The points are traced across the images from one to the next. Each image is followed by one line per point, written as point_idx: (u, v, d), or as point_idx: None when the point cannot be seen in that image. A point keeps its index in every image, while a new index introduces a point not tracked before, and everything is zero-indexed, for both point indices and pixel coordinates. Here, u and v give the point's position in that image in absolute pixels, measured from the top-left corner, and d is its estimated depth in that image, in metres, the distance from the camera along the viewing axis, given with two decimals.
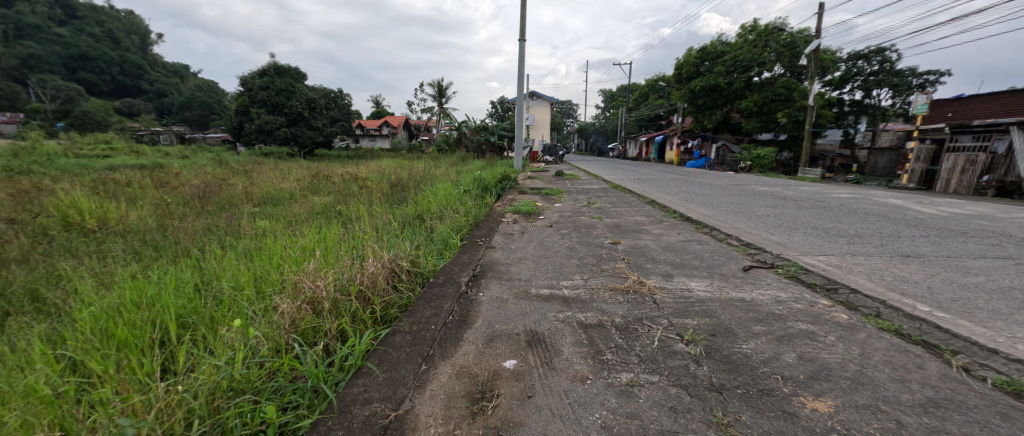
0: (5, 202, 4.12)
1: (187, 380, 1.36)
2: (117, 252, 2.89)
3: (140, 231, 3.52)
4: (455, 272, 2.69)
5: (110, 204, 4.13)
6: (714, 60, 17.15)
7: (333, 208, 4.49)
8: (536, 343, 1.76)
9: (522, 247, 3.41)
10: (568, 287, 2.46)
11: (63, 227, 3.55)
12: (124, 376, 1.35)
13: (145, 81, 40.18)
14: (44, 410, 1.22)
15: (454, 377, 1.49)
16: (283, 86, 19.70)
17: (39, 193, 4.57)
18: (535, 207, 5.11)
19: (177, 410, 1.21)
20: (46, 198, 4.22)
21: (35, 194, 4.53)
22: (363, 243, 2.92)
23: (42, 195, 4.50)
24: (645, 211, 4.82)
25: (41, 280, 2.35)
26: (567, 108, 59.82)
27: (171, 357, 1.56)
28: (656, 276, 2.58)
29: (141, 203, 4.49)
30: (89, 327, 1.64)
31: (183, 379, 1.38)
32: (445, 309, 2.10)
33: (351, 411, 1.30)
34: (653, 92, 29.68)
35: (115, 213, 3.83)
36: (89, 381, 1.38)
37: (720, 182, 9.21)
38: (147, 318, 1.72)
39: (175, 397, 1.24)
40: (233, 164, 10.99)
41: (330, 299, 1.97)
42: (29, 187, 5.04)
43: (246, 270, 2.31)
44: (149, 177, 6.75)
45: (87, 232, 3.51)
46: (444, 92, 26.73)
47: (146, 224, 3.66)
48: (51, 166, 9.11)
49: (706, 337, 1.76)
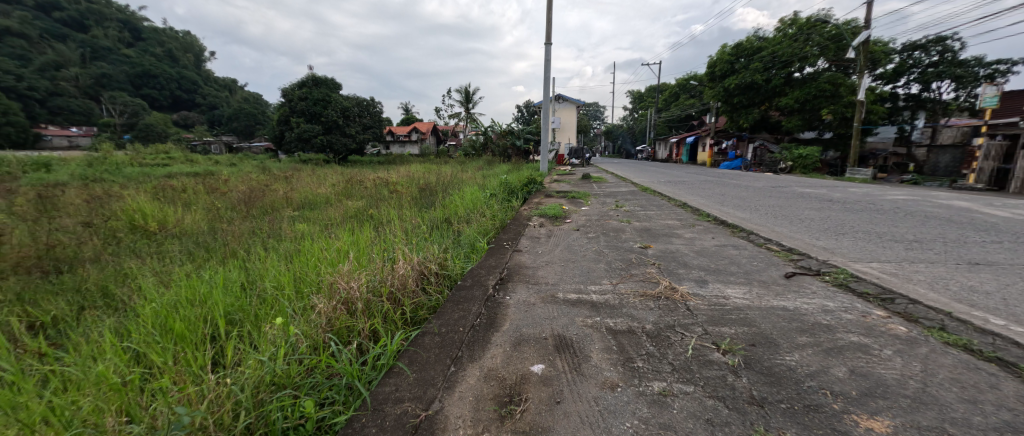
0: (81, 208, 4.46)
1: (234, 373, 1.42)
2: (174, 252, 3.09)
3: (193, 233, 3.74)
4: (482, 275, 2.70)
5: (169, 208, 4.42)
6: (750, 57, 16.60)
7: (365, 212, 4.62)
8: (564, 348, 1.73)
9: (549, 250, 3.38)
10: (596, 292, 2.40)
11: (129, 229, 3.83)
12: (180, 368, 1.43)
13: (200, 95, 43.40)
14: (113, 396, 1.31)
15: (483, 380, 1.47)
16: (320, 96, 20.58)
17: (109, 200, 4.92)
18: (561, 210, 5.06)
19: (225, 401, 1.27)
20: (116, 204, 4.57)
21: (105, 199, 4.95)
22: (394, 246, 2.98)
23: (112, 200, 4.92)
24: (676, 214, 4.66)
25: (110, 277, 2.54)
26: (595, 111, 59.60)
27: (220, 352, 1.65)
28: (689, 281, 2.49)
29: (195, 207, 4.80)
30: (150, 322, 1.75)
31: (232, 372, 1.44)
32: (473, 312, 2.10)
33: (383, 409, 1.32)
34: (685, 92, 28.98)
35: (173, 217, 4.10)
36: (149, 373, 1.47)
37: (758, 183, 8.83)
38: (200, 314, 1.82)
39: (224, 390, 1.30)
40: (275, 171, 11.62)
41: (363, 299, 2.02)
42: (100, 193, 5.44)
43: (287, 271, 2.41)
44: (202, 183, 7.22)
45: (149, 233, 3.78)
46: (470, 97, 27.06)
47: (200, 227, 3.89)
48: (120, 174, 10.01)
49: (745, 348, 1.67)
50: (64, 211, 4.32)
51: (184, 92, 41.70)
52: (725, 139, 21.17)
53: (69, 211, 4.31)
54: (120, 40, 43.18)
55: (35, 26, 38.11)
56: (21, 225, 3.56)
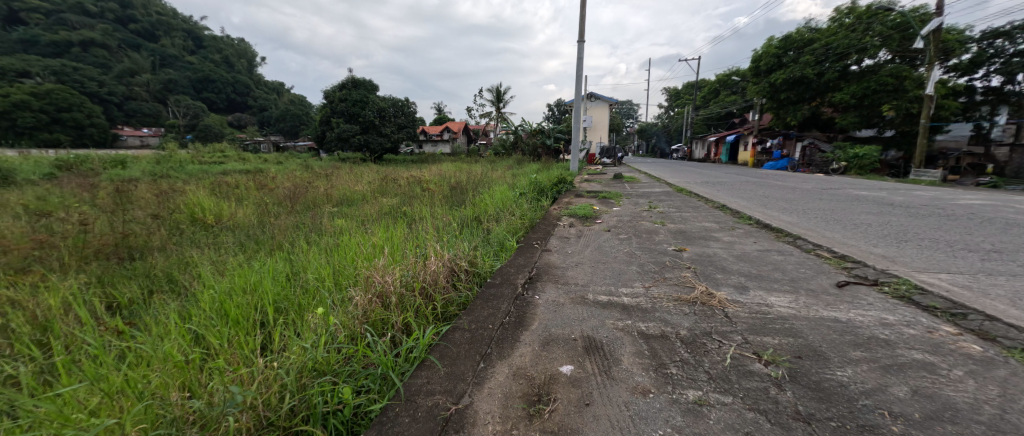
0: (150, 201, 4.86)
1: (280, 358, 1.50)
2: (228, 243, 3.29)
3: (245, 226, 3.97)
4: (512, 273, 2.69)
5: (224, 203, 4.71)
6: (800, 50, 15.78)
7: (399, 209, 4.72)
8: (594, 350, 1.68)
9: (579, 251, 3.32)
10: (627, 295, 2.32)
11: (190, 221, 4.12)
12: (233, 350, 1.52)
13: (251, 97, 46.24)
14: (177, 372, 1.41)
15: (512, 378, 1.46)
16: (359, 97, 21.37)
17: (173, 194, 5.33)
18: (592, 210, 4.98)
19: (272, 383, 1.34)
20: (180, 198, 4.93)
21: (172, 194, 5.37)
22: (426, 242, 3.02)
23: (176, 194, 5.33)
24: (714, 216, 4.47)
25: (174, 263, 2.75)
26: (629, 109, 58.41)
27: (268, 337, 1.74)
28: (728, 287, 2.37)
29: (247, 202, 5.09)
30: (208, 307, 1.87)
31: (278, 356, 1.52)
32: (502, 309, 2.10)
33: (416, 400, 1.35)
34: (726, 89, 27.77)
35: (227, 211, 4.36)
36: (207, 353, 1.57)
37: (807, 185, 8.31)
38: (251, 302, 1.93)
39: (271, 373, 1.37)
40: (317, 169, 12.18)
41: (396, 293, 2.06)
42: (167, 188, 5.91)
43: (328, 263, 2.50)
44: (253, 179, 7.66)
45: (207, 225, 4.04)
46: (501, 96, 27.09)
47: (251, 221, 4.13)
48: (184, 171, 10.88)
49: (790, 359, 1.56)
50: (136, 204, 4.72)
51: (237, 95, 44.58)
52: (770, 137, 20.15)
53: (140, 203, 4.70)
54: (184, 48, 46.84)
55: (115, 37, 42.22)
56: (100, 216, 3.92)
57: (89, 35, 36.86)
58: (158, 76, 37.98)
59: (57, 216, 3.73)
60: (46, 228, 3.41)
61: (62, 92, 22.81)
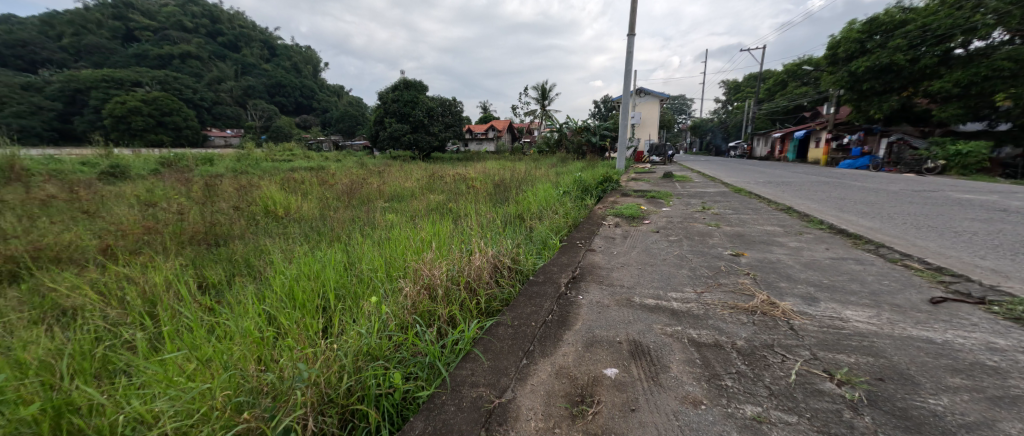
0: (232, 194, 5.36)
1: (340, 341, 1.63)
2: (295, 233, 3.54)
3: (308, 218, 4.25)
4: (555, 272, 2.64)
5: (291, 197, 5.06)
6: (888, 33, 14.21)
7: (445, 205, 4.82)
8: (640, 355, 1.64)
9: (625, 252, 3.20)
10: (677, 300, 2.20)
11: (263, 212, 4.48)
12: (301, 332, 1.68)
13: (315, 100, 49.60)
14: (256, 348, 1.58)
15: (554, 376, 1.50)
16: (409, 98, 22.17)
17: (251, 188, 5.85)
18: (639, 210, 4.78)
19: (333, 364, 1.47)
20: (255, 192, 5.37)
21: (248, 188, 5.89)
22: (471, 238, 3.06)
23: (252, 188, 5.83)
24: (777, 219, 4.12)
25: (251, 249, 3.01)
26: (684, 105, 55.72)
27: (330, 322, 1.88)
28: (794, 298, 2.15)
29: (310, 197, 5.45)
30: (279, 291, 2.04)
31: (338, 340, 1.65)
32: (544, 307, 2.09)
33: (461, 391, 1.44)
34: (794, 80, 25.63)
35: (294, 205, 4.68)
36: (280, 332, 1.74)
37: (892, 186, 7.44)
38: (315, 288, 2.08)
39: (332, 355, 1.50)
40: (372, 166, 12.82)
41: (443, 286, 2.11)
42: (244, 183, 6.49)
43: (379, 255, 2.60)
44: (315, 176, 8.19)
45: (277, 217, 4.38)
46: (546, 94, 26.91)
47: (314, 213, 4.42)
48: (258, 167, 11.90)
49: (869, 381, 1.40)
50: (221, 196, 5.22)
51: (302, 97, 48.01)
52: (849, 133, 18.34)
53: (223, 196, 5.21)
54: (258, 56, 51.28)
55: (204, 48, 47.28)
56: (193, 207, 4.38)
57: (184, 47, 41.64)
58: (237, 82, 42.01)
59: (160, 207, 4.23)
60: (150, 216, 3.88)
61: (166, 99, 26.49)
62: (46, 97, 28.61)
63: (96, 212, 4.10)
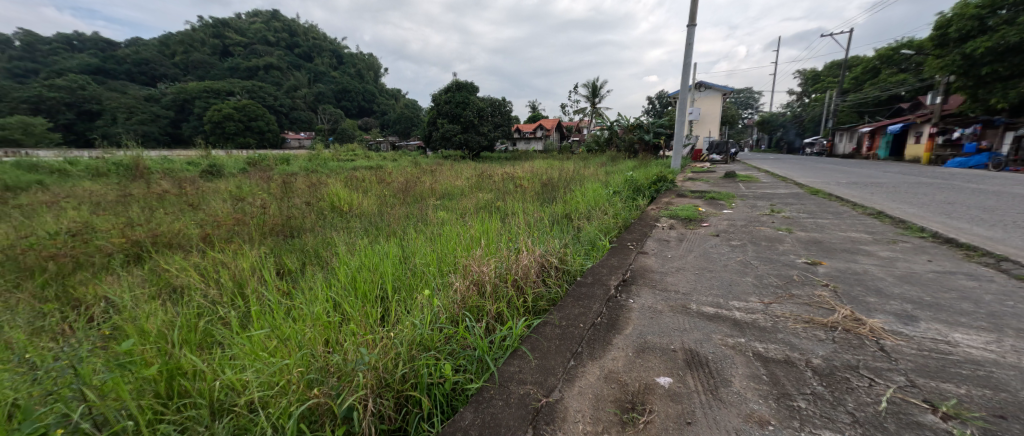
0: (304, 190, 5.81)
1: (395, 329, 1.69)
2: (356, 227, 3.74)
3: (368, 214, 4.47)
4: (604, 274, 2.54)
5: (354, 194, 5.35)
6: (1018, 7, 12.15)
7: (493, 204, 4.84)
8: (696, 365, 1.54)
9: (680, 256, 3.00)
10: (740, 309, 2.01)
11: (330, 206, 4.79)
12: (361, 320, 1.77)
13: (375, 103, 52.43)
14: (323, 331, 1.69)
15: (603, 380, 1.46)
16: (460, 99, 22.72)
17: (319, 185, 6.31)
18: (696, 212, 4.49)
19: (389, 351, 1.53)
20: (323, 189, 5.76)
21: (317, 185, 6.35)
22: (519, 237, 3.04)
23: (320, 185, 6.27)
24: (863, 225, 3.67)
25: (319, 240, 3.22)
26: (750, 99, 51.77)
27: (387, 311, 1.96)
28: (885, 315, 1.88)
29: (371, 194, 5.74)
30: (342, 279, 2.16)
31: (393, 328, 1.71)
32: (593, 309, 2.02)
33: (509, 387, 1.46)
34: (887, 67, 22.79)
35: (355, 201, 4.95)
36: (345, 317, 1.84)
37: (1015, 188, 6.34)
38: (374, 279, 2.18)
39: (388, 343, 1.56)
40: (424, 166, 13.30)
41: (491, 282, 2.12)
42: (314, 180, 7.02)
43: (432, 250, 2.67)
44: (372, 175, 8.62)
45: (342, 211, 4.67)
46: (597, 91, 26.31)
47: (373, 209, 4.65)
48: (325, 166, 12.82)
49: (985, 418, 1.19)
50: (295, 192, 5.68)
51: (363, 101, 50.97)
52: (962, 126, 15.92)
53: (297, 192, 5.66)
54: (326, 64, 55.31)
55: (282, 58, 51.88)
56: (272, 201, 4.79)
57: (267, 59, 46.20)
58: (309, 89, 45.67)
59: (247, 201, 4.68)
60: (239, 209, 4.30)
61: (253, 107, 29.60)
62: (160, 106, 33.28)
63: (198, 204, 4.66)
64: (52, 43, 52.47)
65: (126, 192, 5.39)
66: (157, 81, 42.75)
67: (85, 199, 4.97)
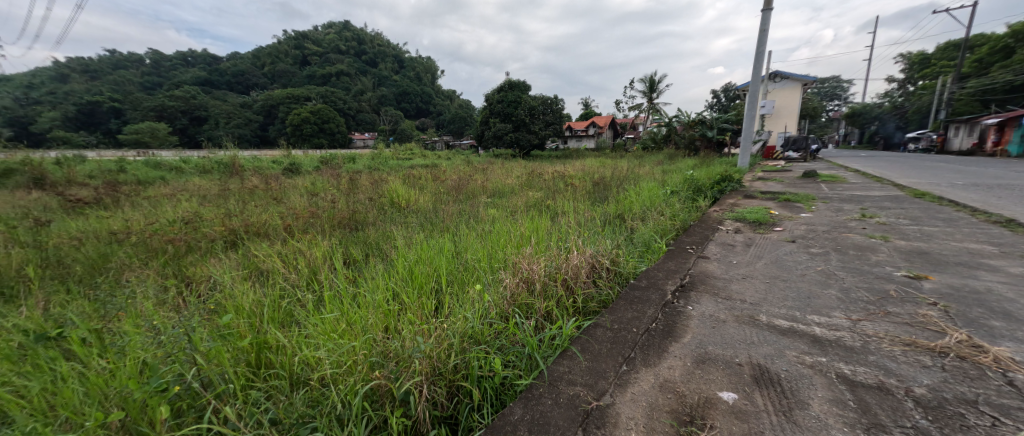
0: (367, 187, 6.12)
1: (448, 321, 1.71)
2: (414, 222, 3.87)
3: (423, 210, 4.60)
4: (660, 278, 2.38)
5: (411, 191, 5.55)
6: None
7: (544, 202, 4.77)
8: (767, 382, 1.38)
9: (748, 262, 2.74)
10: (821, 324, 1.78)
11: (390, 202, 5.01)
12: (416, 311, 1.81)
13: (432, 104, 54.35)
14: (383, 318, 1.75)
15: (658, 389, 1.36)
16: (512, 98, 22.84)
17: (381, 182, 6.62)
18: (767, 215, 4.09)
19: (442, 341, 1.54)
20: (383, 186, 6.05)
21: (378, 182, 6.67)
22: (569, 236, 2.94)
23: (381, 183, 6.59)
24: (982, 235, 3.12)
25: (379, 234, 3.36)
26: (834, 90, 46.54)
27: (440, 304, 1.99)
28: (1016, 344, 1.56)
29: (427, 191, 5.93)
30: (400, 270, 2.23)
31: (446, 319, 1.73)
32: (647, 314, 1.89)
33: (558, 386, 1.41)
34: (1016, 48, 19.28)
35: (412, 198, 5.13)
36: (404, 306, 1.89)
37: None
38: (429, 271, 2.22)
39: (441, 334, 1.58)
40: (477, 164, 13.53)
41: (541, 281, 2.08)
42: (376, 178, 7.38)
43: (482, 246, 2.67)
44: (428, 173, 8.89)
45: (400, 207, 4.86)
46: (656, 86, 25.13)
47: (428, 206, 4.78)
48: (387, 165, 13.48)
49: None
50: (358, 188, 6.01)
51: (422, 101, 53.02)
52: None
53: (361, 188, 5.99)
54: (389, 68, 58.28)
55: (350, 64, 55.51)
56: (340, 197, 5.11)
57: (338, 66, 49.77)
58: (373, 92, 48.44)
59: (319, 197, 5.03)
60: (314, 203, 4.64)
61: (327, 111, 31.78)
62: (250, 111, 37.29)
63: (281, 198, 5.11)
64: (171, 60, 61.03)
65: (224, 187, 6.09)
66: (249, 90, 48.01)
67: (193, 192, 5.68)
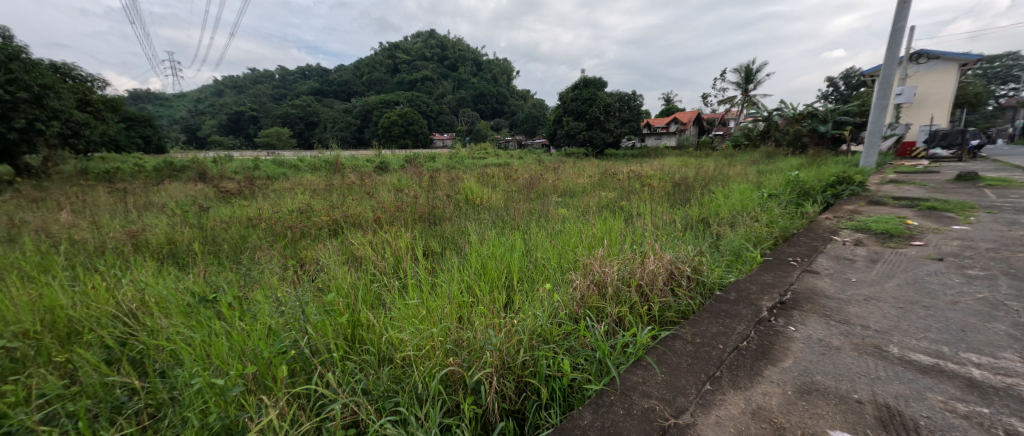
0: (445, 184, 6.42)
1: (519, 316, 1.66)
2: (485, 219, 3.92)
3: (495, 208, 4.65)
4: (753, 292, 2.07)
5: (484, 189, 5.67)
6: None
7: (617, 203, 4.55)
8: (899, 429, 1.10)
9: (872, 281, 2.27)
10: (980, 366, 1.38)
11: (465, 199, 5.16)
12: (485, 306, 1.79)
13: (509, 104, 55.44)
14: (458, 309, 1.76)
15: (751, 417, 1.16)
16: (587, 95, 22.34)
17: (457, 180, 6.89)
18: (900, 225, 3.39)
19: (512, 337, 1.50)
20: (459, 184, 6.28)
21: (455, 180, 6.95)
22: (645, 240, 2.72)
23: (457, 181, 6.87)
24: None
25: (453, 229, 3.46)
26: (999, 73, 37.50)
27: (508, 301, 1.95)
28: None
29: (500, 189, 6.02)
30: (472, 263, 2.25)
31: (517, 315, 1.69)
32: (737, 331, 1.65)
33: (631, 397, 1.28)
34: None
35: (484, 196, 5.23)
36: (477, 299, 1.90)
37: None
38: (500, 267, 2.21)
39: (511, 329, 1.54)
40: (549, 163, 13.44)
41: (614, 285, 1.93)
42: (452, 176, 7.71)
43: (551, 245, 2.60)
44: (501, 172, 9.05)
45: (474, 204, 4.98)
46: (753, 76, 22.62)
47: (500, 203, 4.83)
48: (464, 163, 14.04)
49: None
50: (436, 186, 6.33)
51: (500, 103, 54.34)
52: None
53: (440, 185, 6.29)
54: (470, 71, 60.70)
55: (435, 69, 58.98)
56: (419, 193, 5.40)
57: (424, 72, 53.23)
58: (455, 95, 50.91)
59: (401, 193, 5.38)
60: (398, 198, 4.97)
61: (412, 113, 34.49)
62: (352, 116, 41.67)
63: (372, 192, 5.57)
64: (292, 74, 70.74)
65: (328, 182, 6.85)
66: (351, 97, 53.69)
67: (307, 186, 6.50)
